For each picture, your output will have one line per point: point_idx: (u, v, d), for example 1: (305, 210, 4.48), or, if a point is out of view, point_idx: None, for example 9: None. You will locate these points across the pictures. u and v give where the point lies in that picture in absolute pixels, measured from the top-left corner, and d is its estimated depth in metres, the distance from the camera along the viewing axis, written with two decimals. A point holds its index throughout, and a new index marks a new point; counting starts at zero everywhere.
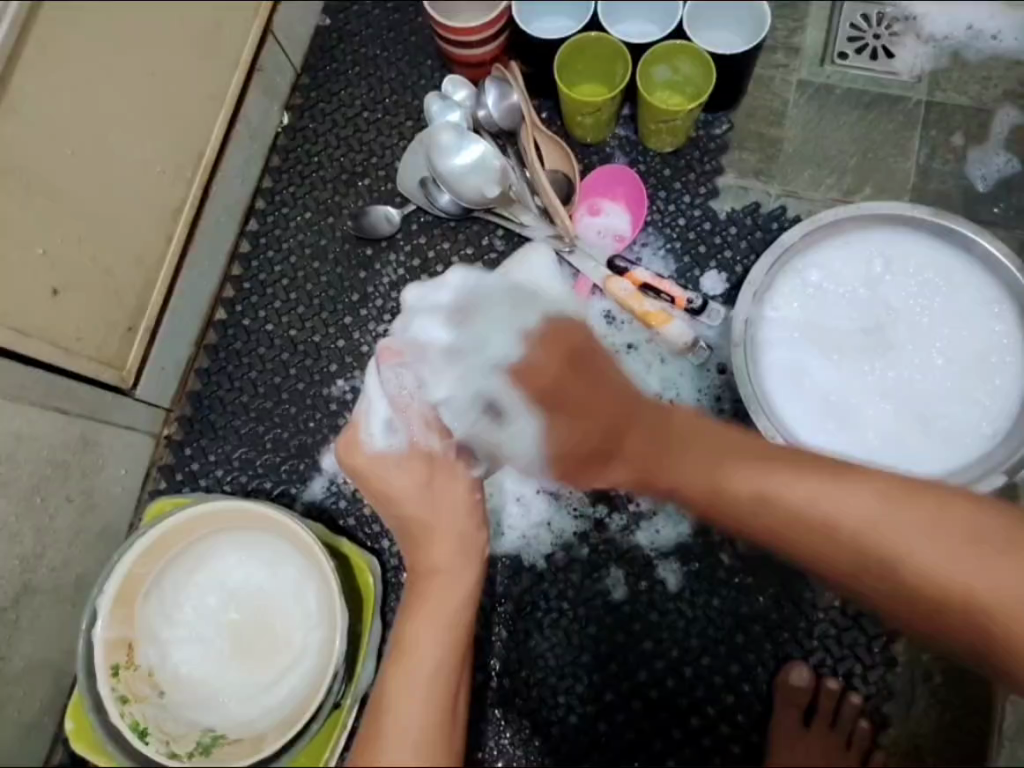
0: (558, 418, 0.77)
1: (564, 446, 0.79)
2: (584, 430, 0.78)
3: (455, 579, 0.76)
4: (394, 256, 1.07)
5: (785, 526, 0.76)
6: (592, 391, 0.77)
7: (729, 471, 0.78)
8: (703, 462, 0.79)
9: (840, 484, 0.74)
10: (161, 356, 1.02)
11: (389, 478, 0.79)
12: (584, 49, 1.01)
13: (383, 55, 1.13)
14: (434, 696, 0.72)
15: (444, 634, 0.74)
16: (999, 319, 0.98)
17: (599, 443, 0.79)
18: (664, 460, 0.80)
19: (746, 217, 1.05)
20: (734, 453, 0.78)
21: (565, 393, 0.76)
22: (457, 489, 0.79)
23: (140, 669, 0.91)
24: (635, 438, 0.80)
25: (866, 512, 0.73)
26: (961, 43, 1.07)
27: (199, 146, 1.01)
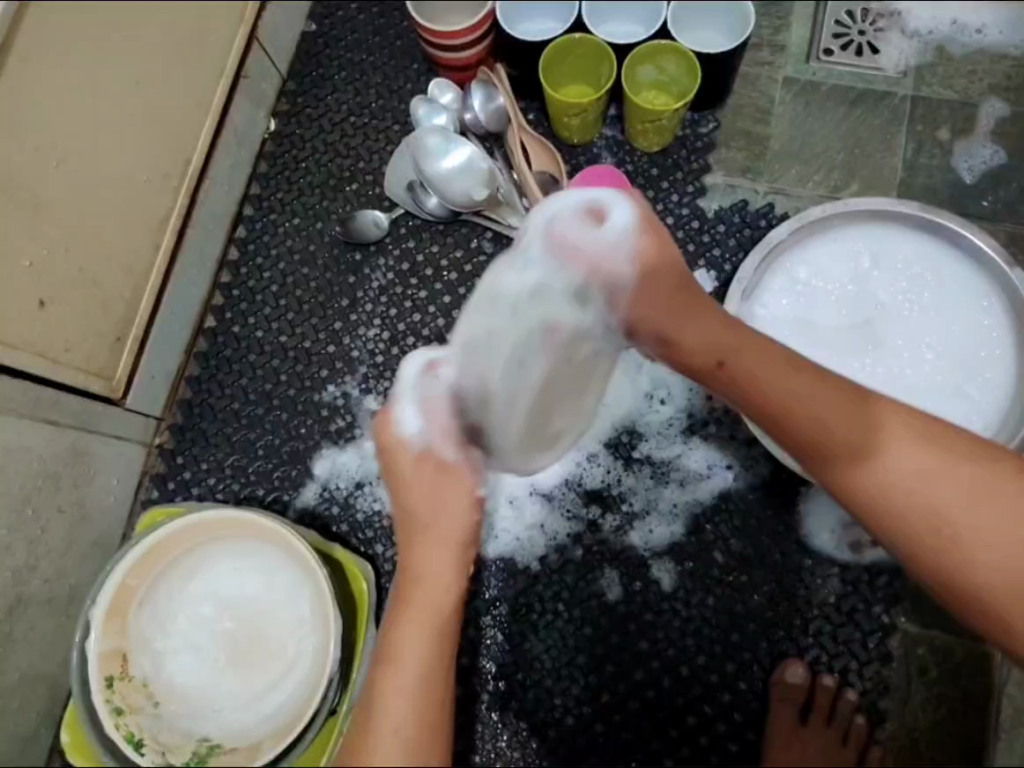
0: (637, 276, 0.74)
1: (631, 299, 0.75)
2: (663, 286, 0.75)
3: (438, 585, 0.74)
4: (384, 260, 1.07)
5: (863, 490, 0.71)
6: (660, 283, 0.75)
7: (801, 400, 0.72)
8: (768, 370, 0.73)
9: (885, 445, 0.70)
10: (152, 365, 1.02)
11: (405, 467, 0.75)
12: (569, 51, 1.01)
13: (369, 59, 1.13)
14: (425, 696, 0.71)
15: (428, 639, 0.72)
16: (987, 312, 0.98)
17: (678, 301, 0.76)
18: (736, 356, 0.74)
19: (734, 215, 1.05)
20: (802, 388, 0.72)
21: (659, 268, 0.74)
22: (460, 495, 0.75)
23: (135, 680, 0.91)
24: (698, 323, 0.76)
25: (918, 477, 0.69)
26: (945, 37, 1.07)
27: (186, 154, 1.01)
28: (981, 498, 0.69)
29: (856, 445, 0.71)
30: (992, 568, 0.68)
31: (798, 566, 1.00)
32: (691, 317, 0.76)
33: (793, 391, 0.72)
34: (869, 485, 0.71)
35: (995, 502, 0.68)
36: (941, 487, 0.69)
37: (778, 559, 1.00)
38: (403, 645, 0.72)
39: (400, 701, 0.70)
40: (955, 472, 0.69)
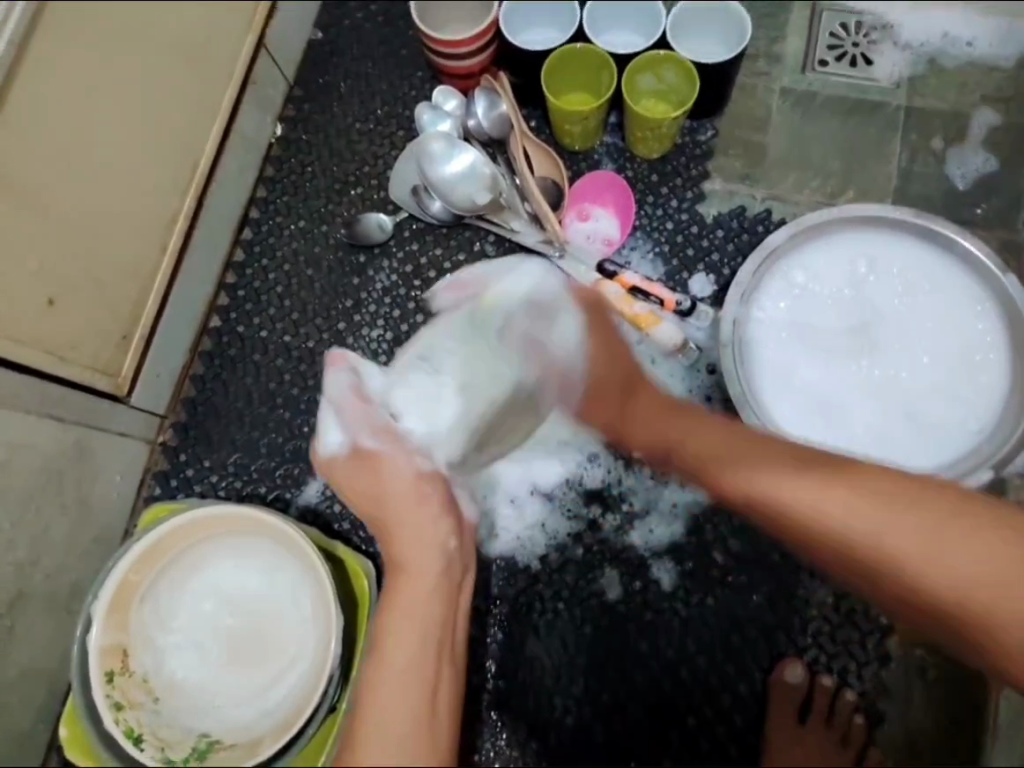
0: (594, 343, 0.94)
1: (603, 371, 0.94)
2: (617, 357, 0.94)
3: (417, 576, 0.77)
4: (388, 263, 1.08)
5: (828, 539, 0.76)
6: (613, 353, 0.94)
7: (726, 469, 0.83)
8: (711, 446, 0.84)
9: (830, 489, 0.75)
10: (156, 363, 1.03)
11: (342, 474, 0.85)
12: (570, 60, 1.04)
13: (374, 67, 1.15)
14: (413, 686, 0.71)
15: (414, 628, 0.73)
16: (981, 317, 1.00)
17: (607, 383, 0.94)
18: (674, 425, 0.88)
19: (732, 220, 1.07)
20: (732, 457, 0.82)
21: (608, 331, 0.95)
22: (396, 480, 0.82)
23: (135, 675, 0.91)
24: (643, 400, 0.92)
25: (838, 504, 0.75)
26: (937, 50, 1.10)
27: (194, 157, 1.03)
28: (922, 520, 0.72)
29: (799, 478, 0.77)
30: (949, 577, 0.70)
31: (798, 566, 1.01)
32: (638, 394, 0.93)
33: (728, 442, 0.84)
34: (806, 513, 0.76)
35: (933, 525, 0.72)
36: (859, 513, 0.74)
37: (777, 559, 1.01)
38: (389, 636, 0.73)
39: (389, 688, 0.70)
40: (878, 501, 0.74)
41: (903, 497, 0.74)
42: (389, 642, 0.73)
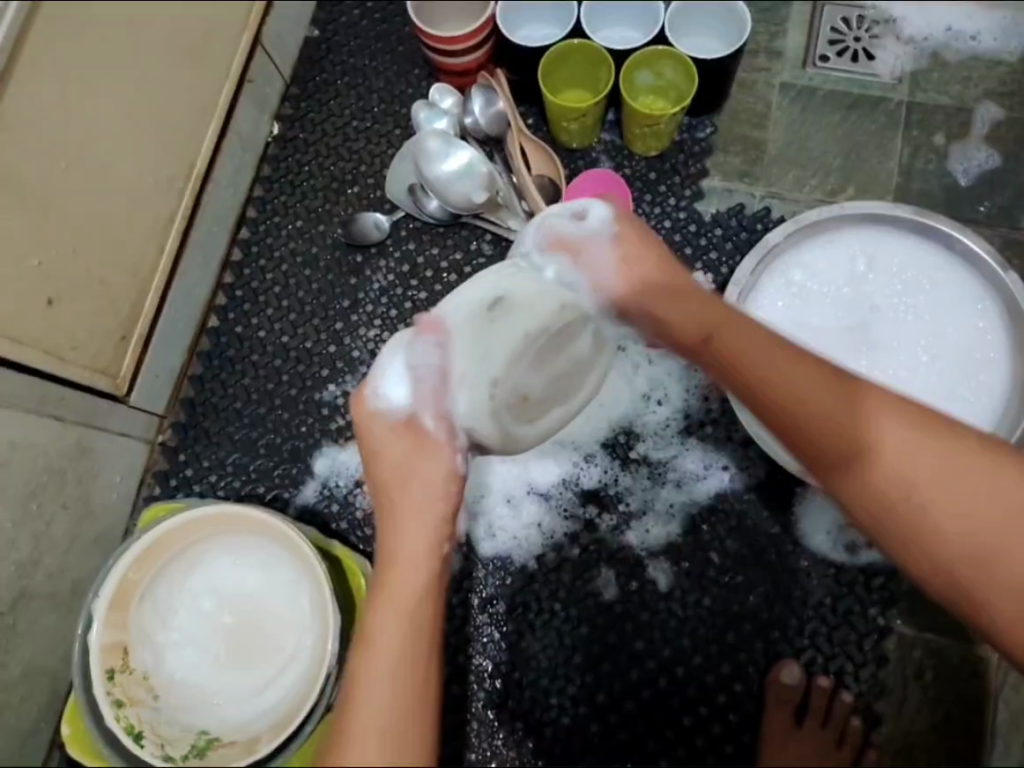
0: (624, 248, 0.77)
1: (628, 281, 0.76)
2: (652, 266, 0.77)
3: (413, 563, 0.70)
4: (385, 263, 1.08)
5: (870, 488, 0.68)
6: (677, 293, 0.75)
7: (789, 384, 0.69)
8: (769, 361, 0.71)
9: (891, 425, 0.67)
10: (155, 363, 1.03)
11: (376, 435, 0.74)
12: (568, 57, 1.03)
13: (372, 65, 1.15)
14: (400, 690, 0.65)
15: (406, 619, 0.67)
16: (982, 316, 0.99)
17: (669, 304, 0.75)
18: (752, 349, 0.71)
19: (731, 218, 1.06)
20: (801, 375, 0.69)
21: (679, 290, 0.76)
22: (427, 479, 0.73)
23: (136, 673, 0.91)
24: (699, 308, 0.75)
25: (903, 459, 0.67)
26: (940, 44, 1.09)
27: (190, 157, 1.03)
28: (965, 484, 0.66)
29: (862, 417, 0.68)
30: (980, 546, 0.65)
31: (794, 567, 1.01)
32: (694, 304, 0.75)
33: (788, 375, 0.70)
34: (860, 459, 0.67)
35: (984, 485, 0.66)
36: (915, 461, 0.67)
37: (774, 560, 1.01)
38: (381, 625, 0.67)
39: (375, 696, 0.64)
40: (933, 443, 0.67)
41: (965, 463, 0.66)
42: (376, 641, 0.66)
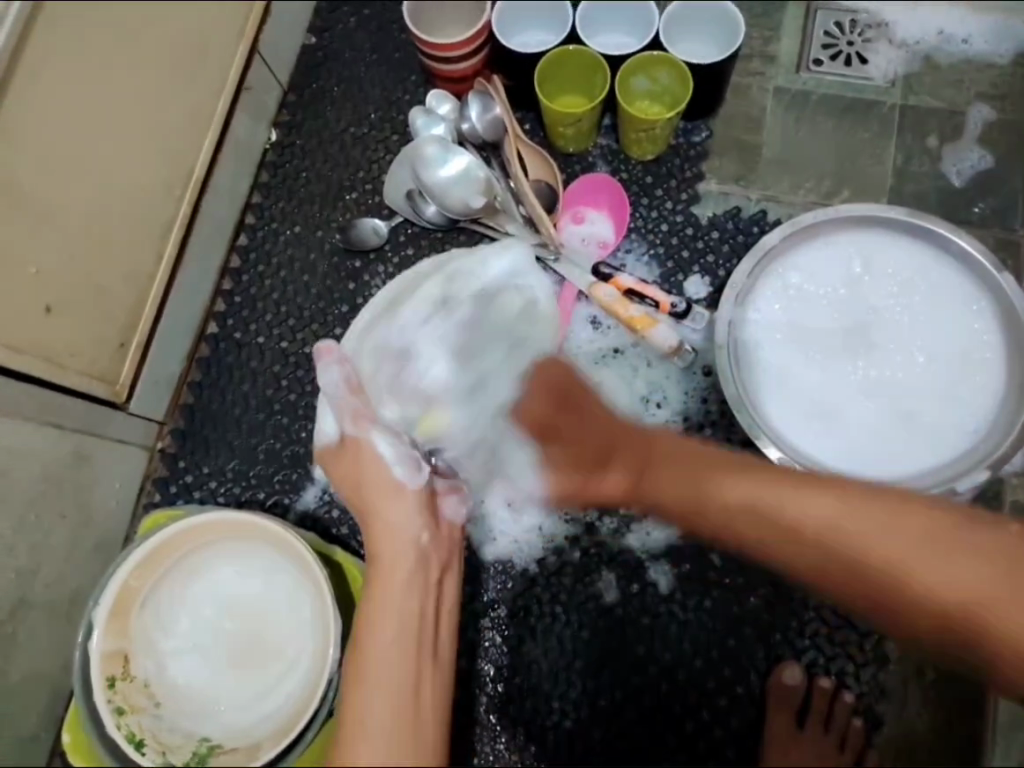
0: (538, 400, 0.90)
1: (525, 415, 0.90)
2: (579, 454, 0.87)
3: (393, 571, 0.76)
4: (383, 268, 1.09)
5: (822, 555, 0.72)
6: (579, 427, 0.88)
7: (721, 479, 0.77)
8: (687, 472, 0.79)
9: (822, 495, 0.73)
10: (154, 370, 1.03)
11: (354, 472, 0.82)
12: (564, 62, 1.04)
13: (368, 72, 1.15)
14: (396, 680, 0.70)
15: (393, 625, 0.72)
16: (978, 317, 1.00)
17: (596, 451, 0.86)
18: (675, 481, 0.80)
19: (727, 221, 1.07)
20: (733, 469, 0.77)
21: (565, 417, 0.89)
22: (403, 497, 0.80)
23: (136, 680, 0.91)
24: (615, 472, 0.84)
25: (867, 525, 0.71)
26: (932, 48, 1.10)
27: (189, 165, 1.03)
28: (928, 546, 0.70)
29: (812, 490, 0.74)
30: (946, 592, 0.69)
31: None
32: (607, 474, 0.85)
33: (724, 483, 0.77)
34: (812, 540, 0.73)
35: (919, 534, 0.70)
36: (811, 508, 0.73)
37: None
38: (366, 630, 0.72)
39: (372, 690, 0.69)
40: (868, 504, 0.72)
41: (903, 517, 0.71)
42: (366, 639, 0.72)
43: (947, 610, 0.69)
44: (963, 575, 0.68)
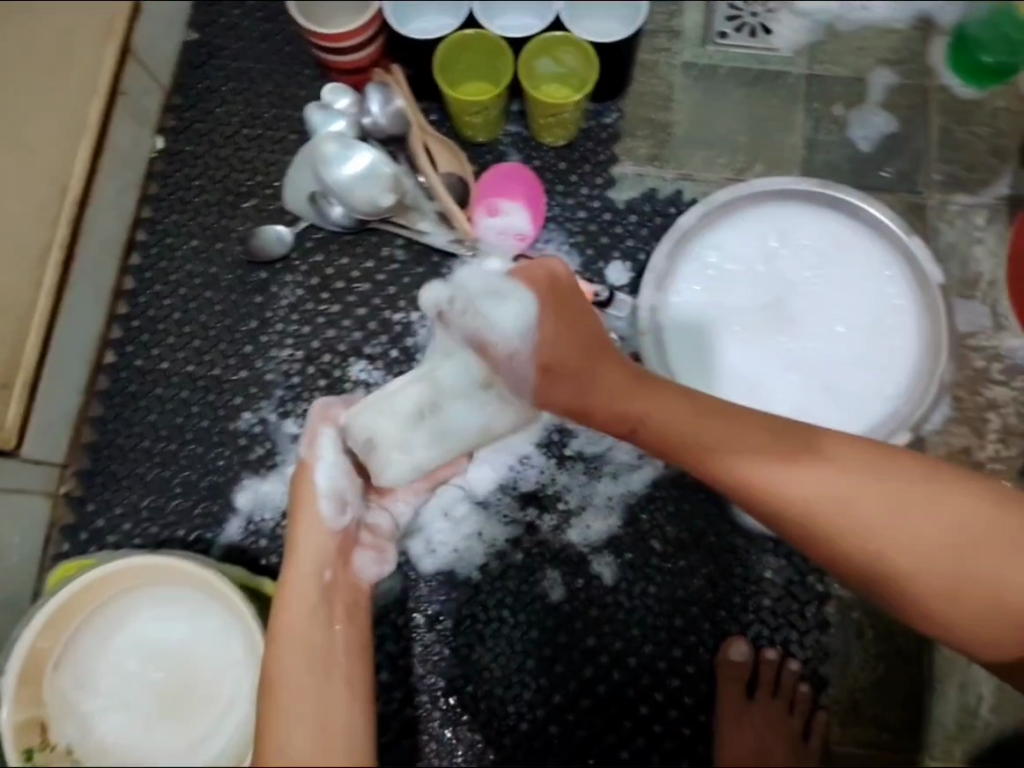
0: (547, 324, 0.76)
1: (546, 346, 0.76)
2: (573, 337, 0.77)
3: (297, 606, 0.71)
4: (292, 277, 1.03)
5: (812, 520, 0.70)
6: (575, 330, 0.77)
7: (711, 433, 0.73)
8: (675, 414, 0.74)
9: (803, 459, 0.71)
10: (47, 408, 0.95)
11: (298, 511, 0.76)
12: (464, 47, 0.99)
13: (258, 67, 1.07)
14: (312, 712, 0.66)
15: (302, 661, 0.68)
16: (891, 282, 1.01)
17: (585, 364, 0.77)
18: (663, 407, 0.75)
19: (644, 203, 1.05)
20: (714, 422, 0.73)
21: (571, 314, 0.78)
22: (315, 534, 0.75)
23: (58, 747, 0.84)
24: (613, 373, 0.77)
25: (834, 484, 0.70)
26: (833, 15, 1.10)
27: (62, 180, 0.94)
28: (907, 506, 0.69)
29: (786, 458, 0.71)
30: (932, 565, 0.69)
31: (735, 546, 1.01)
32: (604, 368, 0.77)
33: (698, 422, 0.74)
34: (795, 494, 0.70)
35: (901, 497, 0.69)
36: (800, 483, 0.70)
37: (714, 541, 1.02)
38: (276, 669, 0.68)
39: (291, 728, 0.65)
40: (862, 474, 0.70)
41: (883, 475, 0.70)
42: (281, 675, 0.68)
43: (925, 585, 0.69)
44: (949, 552, 0.68)
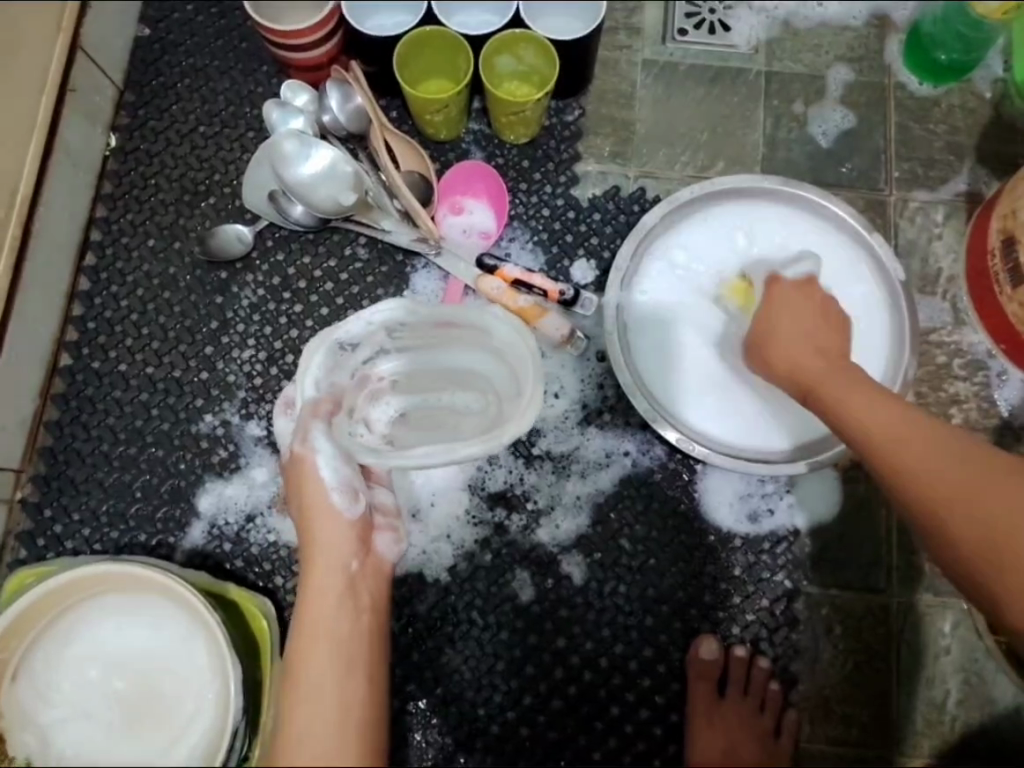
0: (800, 300, 0.90)
1: (767, 322, 0.90)
2: (823, 315, 0.90)
3: (327, 594, 0.73)
4: (253, 277, 1.01)
5: (904, 467, 0.76)
6: (814, 315, 0.90)
7: (841, 384, 0.82)
8: (830, 369, 0.84)
9: (909, 417, 0.78)
10: (1, 413, 0.92)
11: (311, 494, 0.77)
12: (422, 45, 0.98)
13: (214, 64, 1.06)
14: (337, 696, 0.67)
15: (329, 647, 0.70)
16: (853, 281, 1.01)
17: (807, 343, 0.87)
18: (818, 364, 0.85)
19: (607, 202, 1.05)
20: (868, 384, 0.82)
21: (806, 313, 0.90)
22: (334, 522, 0.76)
23: (17, 760, 0.82)
24: (815, 343, 0.87)
25: (916, 442, 0.76)
26: (790, 12, 1.11)
27: (14, 179, 0.91)
28: (974, 477, 0.73)
29: (890, 409, 0.79)
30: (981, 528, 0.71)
31: (705, 544, 1.01)
32: (820, 340, 0.88)
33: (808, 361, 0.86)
34: (885, 437, 0.77)
35: (970, 469, 0.73)
36: (905, 437, 0.76)
37: (684, 539, 1.01)
38: (304, 653, 0.69)
39: (308, 705, 0.66)
40: (948, 447, 0.75)
41: (966, 454, 0.74)
42: (301, 642, 0.70)
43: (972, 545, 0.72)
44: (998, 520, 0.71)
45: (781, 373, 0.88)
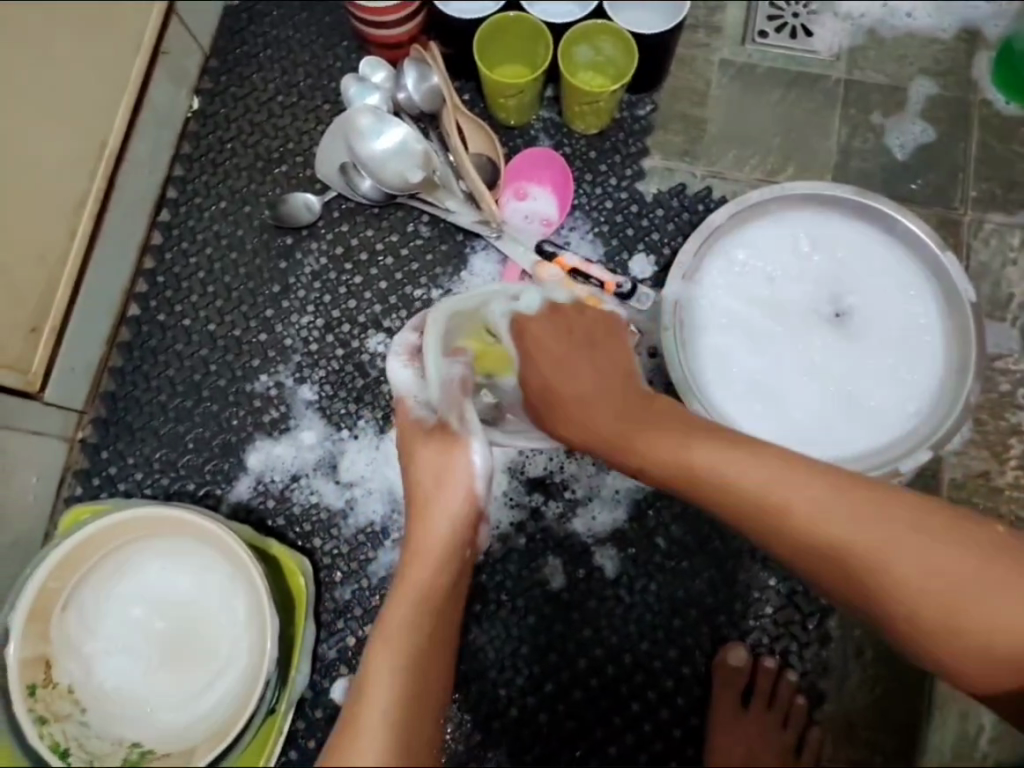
0: (543, 340, 0.79)
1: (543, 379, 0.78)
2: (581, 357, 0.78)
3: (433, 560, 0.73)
4: (317, 245, 1.04)
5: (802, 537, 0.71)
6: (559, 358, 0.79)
7: (697, 449, 0.74)
8: (677, 439, 0.75)
9: (797, 472, 0.72)
10: (71, 355, 0.96)
11: (450, 461, 0.76)
12: (503, 30, 0.99)
13: (297, 36, 1.09)
14: (411, 670, 0.67)
15: (421, 616, 0.70)
16: (914, 300, 1.00)
17: (599, 397, 0.78)
18: (639, 432, 0.76)
19: (672, 199, 1.04)
20: (704, 438, 0.74)
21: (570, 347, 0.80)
22: (461, 493, 0.75)
23: (60, 686, 0.85)
24: (626, 407, 0.77)
25: (816, 505, 0.71)
26: (876, 21, 1.09)
27: (102, 135, 0.96)
28: (905, 532, 0.70)
29: (773, 467, 0.72)
30: (936, 595, 0.69)
31: (740, 551, 1.00)
32: (613, 397, 0.78)
33: (652, 430, 0.75)
34: (776, 507, 0.71)
35: (903, 523, 0.70)
36: (806, 499, 0.71)
37: (719, 544, 1.01)
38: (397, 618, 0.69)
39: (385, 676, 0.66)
40: (853, 500, 0.71)
41: (878, 505, 0.70)
42: (392, 618, 0.70)
43: (922, 615, 0.70)
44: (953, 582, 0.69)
45: (578, 441, 0.79)
